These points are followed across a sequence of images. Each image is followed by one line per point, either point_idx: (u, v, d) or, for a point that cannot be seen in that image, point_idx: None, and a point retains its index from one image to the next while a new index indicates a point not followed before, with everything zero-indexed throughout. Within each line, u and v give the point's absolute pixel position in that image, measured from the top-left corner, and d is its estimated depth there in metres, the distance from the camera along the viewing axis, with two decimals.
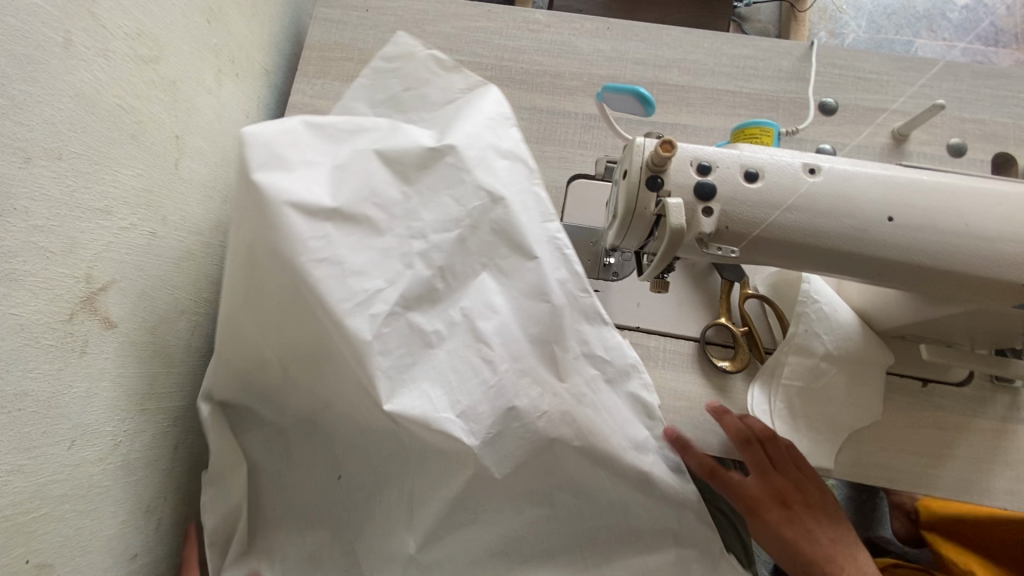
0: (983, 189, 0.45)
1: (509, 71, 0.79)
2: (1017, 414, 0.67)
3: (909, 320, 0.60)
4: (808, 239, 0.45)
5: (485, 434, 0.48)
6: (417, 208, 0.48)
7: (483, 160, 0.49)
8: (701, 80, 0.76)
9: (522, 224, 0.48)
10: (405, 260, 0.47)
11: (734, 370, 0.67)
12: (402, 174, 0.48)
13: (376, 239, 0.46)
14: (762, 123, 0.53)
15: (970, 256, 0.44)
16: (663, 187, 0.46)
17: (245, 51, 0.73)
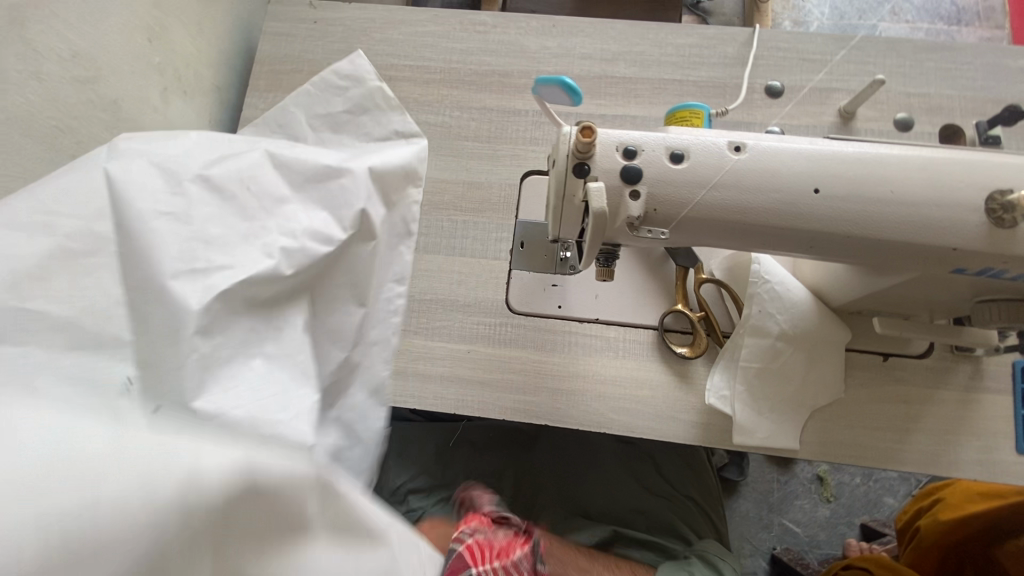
0: (906, 156, 0.45)
1: (459, 73, 0.79)
2: (981, 383, 0.67)
3: (860, 295, 0.60)
4: (737, 216, 0.45)
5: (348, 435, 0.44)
6: (307, 209, 0.47)
7: (382, 177, 0.51)
8: (648, 71, 0.77)
9: (377, 219, 0.50)
10: (266, 251, 0.43)
11: (693, 356, 0.67)
12: (290, 174, 0.48)
13: (238, 222, 0.43)
14: (693, 105, 0.54)
15: (898, 222, 0.44)
16: (590, 173, 0.46)
17: (192, 68, 0.73)
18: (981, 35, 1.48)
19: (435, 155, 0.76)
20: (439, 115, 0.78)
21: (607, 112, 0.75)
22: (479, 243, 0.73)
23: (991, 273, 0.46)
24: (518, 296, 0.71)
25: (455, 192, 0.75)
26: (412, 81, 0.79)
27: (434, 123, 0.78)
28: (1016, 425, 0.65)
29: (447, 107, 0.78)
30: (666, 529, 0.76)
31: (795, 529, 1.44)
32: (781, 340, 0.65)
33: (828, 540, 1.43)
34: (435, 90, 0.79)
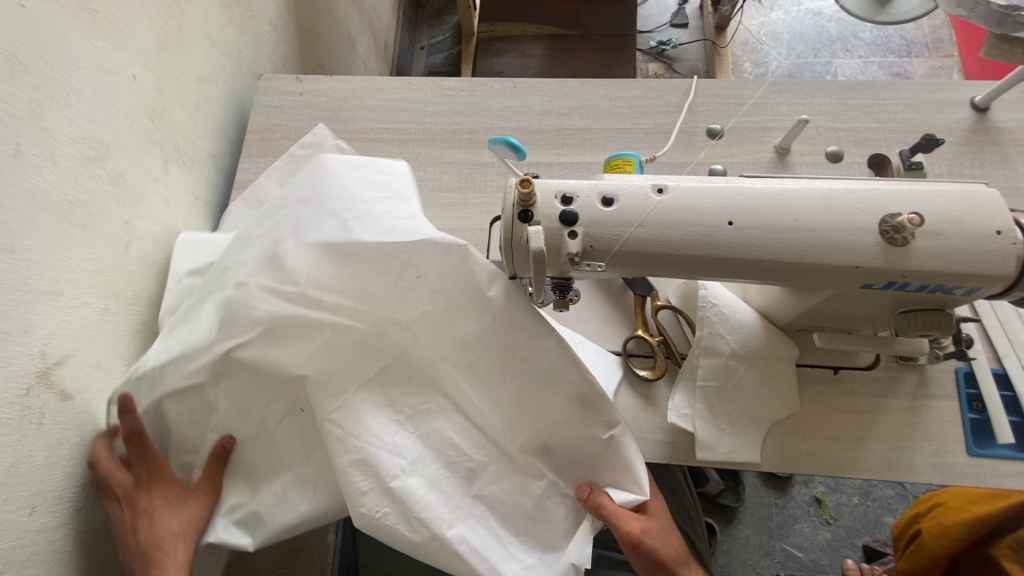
0: (807, 189, 0.52)
1: (431, 132, 0.88)
2: (928, 390, 0.71)
3: (798, 313, 0.65)
4: (664, 248, 0.52)
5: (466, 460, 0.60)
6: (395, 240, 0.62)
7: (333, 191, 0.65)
8: (600, 121, 0.85)
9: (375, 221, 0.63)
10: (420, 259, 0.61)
11: (655, 378, 0.71)
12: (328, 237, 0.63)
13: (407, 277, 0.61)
14: (626, 154, 0.61)
15: (804, 246, 0.50)
16: (533, 218, 0.52)
17: (190, 141, 0.82)
18: (930, 65, 1.59)
19: None
20: (414, 170, 0.86)
21: (565, 160, 0.83)
22: None
23: (896, 285, 0.52)
24: None
25: None
26: (388, 142, 0.88)
27: None
28: (966, 429, 0.69)
29: (421, 163, 0.86)
30: None
31: (798, 554, 1.43)
32: (734, 358, 0.70)
33: (832, 564, 1.42)
34: (410, 148, 0.87)
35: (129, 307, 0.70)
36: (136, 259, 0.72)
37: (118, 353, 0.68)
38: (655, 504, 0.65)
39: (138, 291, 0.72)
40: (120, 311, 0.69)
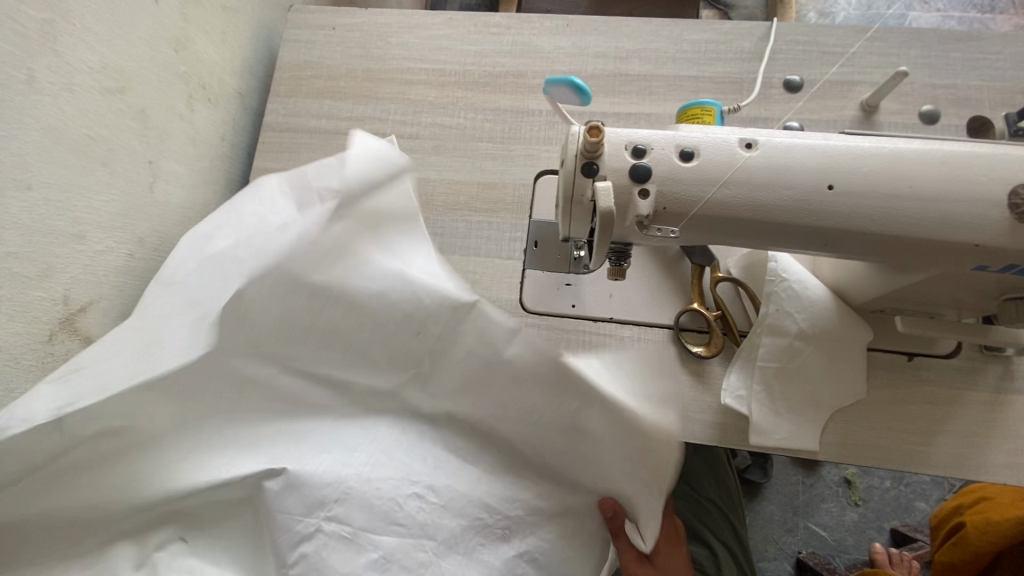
0: (923, 150, 0.44)
1: (473, 75, 0.80)
2: (1013, 384, 0.64)
3: (881, 293, 0.58)
4: (748, 214, 0.45)
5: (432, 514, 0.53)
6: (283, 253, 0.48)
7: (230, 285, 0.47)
8: (662, 68, 0.76)
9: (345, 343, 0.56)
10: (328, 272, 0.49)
11: (709, 355, 0.66)
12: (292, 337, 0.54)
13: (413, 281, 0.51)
14: (705, 103, 0.53)
15: (916, 217, 0.43)
16: (599, 172, 0.46)
17: (216, 76, 0.76)
18: None
19: (450, 157, 0.77)
20: (454, 117, 0.79)
21: (621, 110, 0.75)
22: (494, 243, 0.73)
23: (1017, 269, 0.45)
24: (532, 296, 0.71)
25: (469, 192, 0.76)
26: (427, 84, 0.80)
27: (449, 125, 0.78)
28: None
29: (461, 109, 0.79)
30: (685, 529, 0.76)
31: (822, 534, 1.40)
32: (799, 339, 0.64)
33: (857, 545, 1.39)
34: (450, 92, 0.80)
35: (155, 253, 0.67)
36: (160, 203, 0.67)
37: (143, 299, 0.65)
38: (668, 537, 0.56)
39: (163, 236, 0.68)
40: (145, 257, 0.65)
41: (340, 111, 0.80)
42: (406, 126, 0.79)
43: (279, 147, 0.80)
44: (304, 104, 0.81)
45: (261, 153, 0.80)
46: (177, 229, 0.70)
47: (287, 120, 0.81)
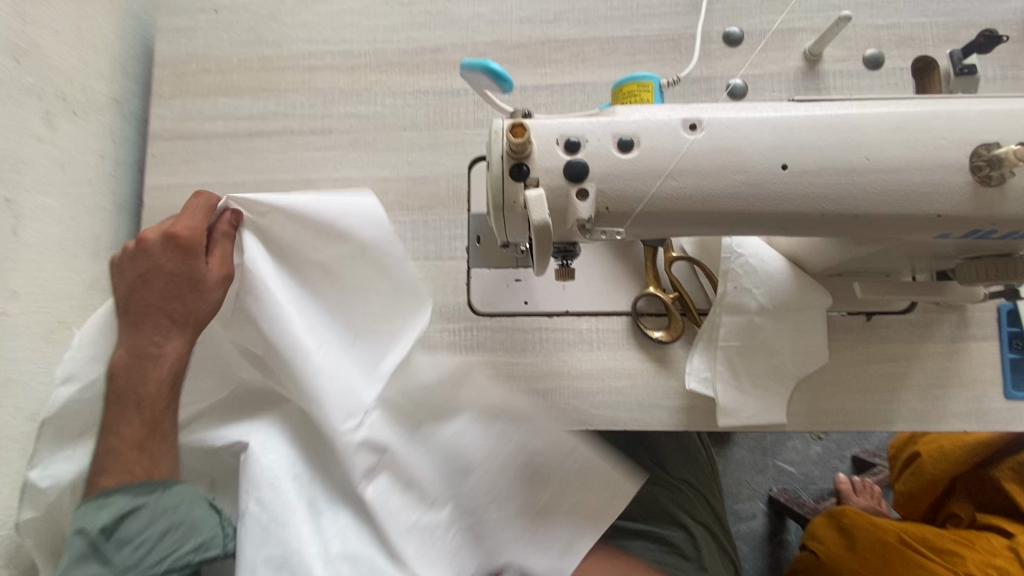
0: (880, 115, 0.40)
1: (385, 54, 0.71)
2: (968, 331, 0.64)
3: (839, 262, 0.56)
4: (700, 205, 0.40)
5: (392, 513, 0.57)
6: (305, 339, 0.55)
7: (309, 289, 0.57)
8: (593, 30, 0.70)
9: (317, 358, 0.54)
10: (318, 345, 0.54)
11: (670, 340, 0.63)
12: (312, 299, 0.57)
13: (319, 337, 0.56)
14: (642, 76, 0.47)
15: (875, 192, 0.40)
16: (530, 175, 0.40)
17: (81, 85, 0.64)
18: None
19: (372, 151, 0.69)
20: (370, 104, 0.70)
21: (555, 82, 0.69)
22: (432, 244, 0.67)
23: (977, 234, 0.42)
24: (480, 297, 0.66)
25: (398, 190, 0.68)
26: (335, 69, 0.71)
27: (366, 115, 0.70)
28: (1004, 369, 0.63)
29: (377, 95, 0.70)
30: (661, 515, 0.72)
31: (790, 469, 1.44)
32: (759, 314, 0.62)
33: (822, 476, 1.43)
34: (363, 76, 0.71)
35: (36, 304, 0.58)
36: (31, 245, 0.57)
37: (33, 359, 0.57)
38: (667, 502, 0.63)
39: (44, 283, 0.59)
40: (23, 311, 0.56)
41: (239, 109, 0.71)
42: (317, 120, 0.70)
43: (173, 158, 0.70)
44: (196, 106, 0.71)
45: (152, 169, 0.70)
46: (61, 272, 0.61)
47: (177, 126, 0.70)
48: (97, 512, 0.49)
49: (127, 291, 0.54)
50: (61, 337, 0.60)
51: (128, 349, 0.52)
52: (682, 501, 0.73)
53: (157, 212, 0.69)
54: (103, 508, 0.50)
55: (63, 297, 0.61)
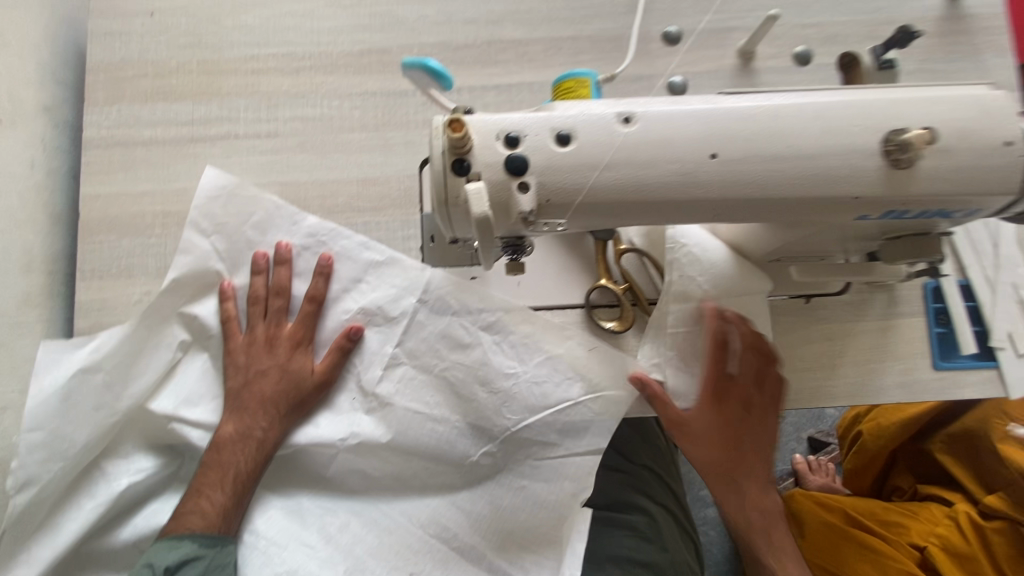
0: (799, 105, 0.43)
1: (331, 56, 0.70)
2: (898, 309, 0.68)
3: (776, 246, 0.58)
4: (637, 193, 0.42)
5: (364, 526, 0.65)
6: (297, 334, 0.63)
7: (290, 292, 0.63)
8: (538, 30, 0.71)
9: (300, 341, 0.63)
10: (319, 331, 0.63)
11: (623, 330, 0.64)
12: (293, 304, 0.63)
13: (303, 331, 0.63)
14: (579, 73, 0.49)
15: (798, 177, 0.42)
16: (471, 170, 0.41)
17: (4, 91, 0.61)
18: None
19: (321, 153, 0.69)
20: (317, 107, 0.69)
21: (502, 82, 0.70)
22: (385, 244, 0.67)
23: (893, 214, 0.45)
24: None
25: (348, 192, 0.68)
26: (279, 72, 0.70)
27: (312, 118, 0.69)
28: (932, 342, 0.67)
29: (324, 98, 0.70)
30: (626, 504, 0.73)
31: None
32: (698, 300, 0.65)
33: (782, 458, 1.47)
34: (308, 79, 0.70)
35: None
36: None
37: None
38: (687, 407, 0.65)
39: None
40: None
41: (179, 114, 0.69)
42: (262, 123, 0.69)
43: (110, 167, 0.67)
44: (133, 112, 0.69)
45: (87, 177, 0.67)
46: None
47: (113, 133, 0.68)
48: (169, 551, 0.59)
49: (247, 387, 0.62)
50: None
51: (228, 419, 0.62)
52: (648, 488, 0.74)
53: (94, 222, 0.66)
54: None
55: None
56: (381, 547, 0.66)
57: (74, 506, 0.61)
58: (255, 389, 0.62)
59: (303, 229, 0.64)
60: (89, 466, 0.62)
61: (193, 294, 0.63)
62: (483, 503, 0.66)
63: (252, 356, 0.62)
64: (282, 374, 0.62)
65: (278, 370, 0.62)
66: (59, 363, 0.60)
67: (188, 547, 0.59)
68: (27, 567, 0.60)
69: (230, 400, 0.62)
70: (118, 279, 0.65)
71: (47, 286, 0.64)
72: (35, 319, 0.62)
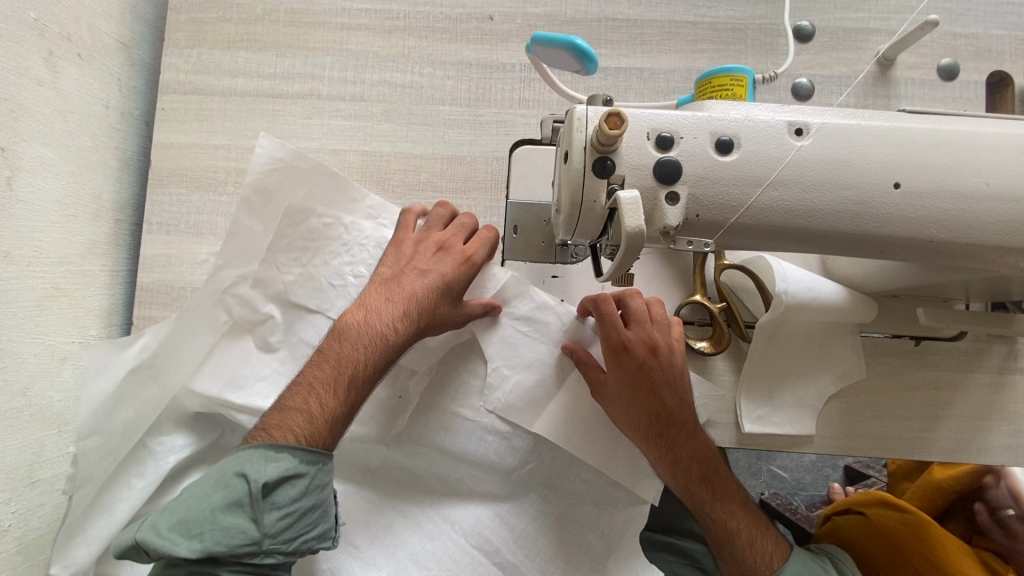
0: (1002, 135, 0.36)
1: (427, 18, 0.65)
2: (1015, 364, 0.62)
3: (908, 283, 0.53)
4: (797, 219, 0.37)
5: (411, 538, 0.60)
6: None
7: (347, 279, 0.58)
8: (655, 12, 0.65)
9: None
10: None
11: (714, 352, 0.60)
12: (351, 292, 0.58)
13: None
14: (733, 68, 0.43)
15: (992, 222, 0.36)
16: (615, 172, 0.36)
17: (86, 23, 0.58)
18: None
19: (406, 124, 0.64)
20: (407, 72, 0.64)
21: (610, 65, 0.64)
22: None
23: None
24: None
25: (432, 169, 0.63)
26: (370, 30, 0.65)
27: (401, 84, 0.64)
28: None
29: (416, 63, 0.64)
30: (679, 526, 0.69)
31: (782, 474, 1.26)
32: (796, 323, 0.60)
33: (815, 483, 1.25)
34: (400, 41, 0.65)
35: (29, 268, 0.51)
36: (27, 201, 0.51)
37: (23, 328, 0.51)
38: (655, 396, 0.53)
39: (39, 245, 0.53)
40: (14, 275, 0.50)
41: (262, 66, 0.64)
42: (348, 85, 0.64)
43: (185, 115, 0.63)
44: (213, 58, 0.64)
45: (160, 124, 0.63)
46: (57, 231, 0.55)
47: (191, 78, 0.64)
48: (266, 463, 0.43)
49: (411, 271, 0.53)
50: (55, 304, 0.55)
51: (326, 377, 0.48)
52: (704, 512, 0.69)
53: (166, 172, 0.63)
54: (271, 459, 0.44)
55: (59, 260, 0.55)
56: (423, 553, 0.59)
57: (122, 485, 0.54)
58: (357, 356, 0.49)
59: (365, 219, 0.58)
60: (136, 443, 0.55)
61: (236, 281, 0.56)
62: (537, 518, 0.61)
63: (415, 253, 0.54)
64: (378, 344, 0.50)
65: (400, 310, 0.51)
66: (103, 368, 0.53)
67: (291, 461, 0.44)
68: (84, 547, 0.52)
69: (374, 285, 0.53)
70: (185, 236, 0.62)
71: (113, 235, 0.61)
72: (98, 269, 0.60)
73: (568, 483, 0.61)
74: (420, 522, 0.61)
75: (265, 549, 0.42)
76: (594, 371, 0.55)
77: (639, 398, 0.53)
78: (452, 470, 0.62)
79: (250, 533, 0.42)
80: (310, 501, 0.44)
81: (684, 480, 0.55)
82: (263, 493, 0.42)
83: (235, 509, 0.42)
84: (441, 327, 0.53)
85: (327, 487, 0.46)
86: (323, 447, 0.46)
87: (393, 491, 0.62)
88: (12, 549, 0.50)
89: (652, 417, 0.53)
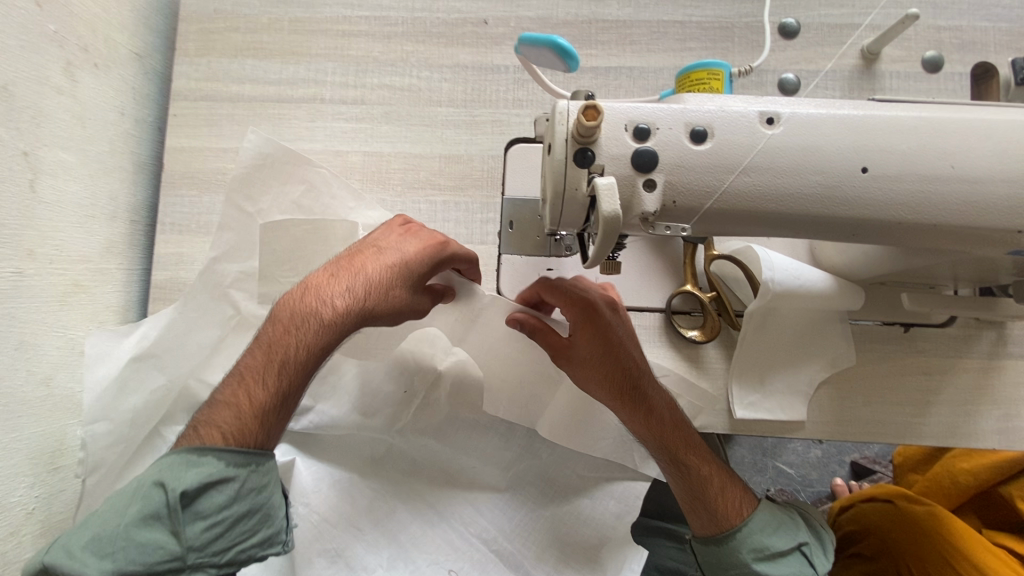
0: (967, 120, 0.38)
1: (424, 24, 0.68)
2: (1005, 349, 0.63)
3: (890, 269, 0.54)
4: (770, 204, 0.39)
5: (413, 523, 0.62)
6: None
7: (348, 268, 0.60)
8: (644, 12, 0.67)
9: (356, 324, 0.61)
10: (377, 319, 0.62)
11: (705, 340, 0.62)
12: None
13: None
14: (711, 64, 0.45)
15: (957, 203, 0.38)
16: (595, 162, 0.38)
17: (102, 36, 0.61)
18: None
19: (405, 125, 0.66)
20: (405, 76, 0.67)
21: (600, 65, 0.66)
22: (463, 226, 0.65)
23: None
24: (510, 284, 0.63)
25: (431, 168, 0.66)
26: (370, 36, 0.68)
27: (400, 87, 0.67)
28: None
29: (414, 67, 0.67)
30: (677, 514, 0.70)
31: (789, 471, 1.23)
32: (786, 311, 0.61)
33: (820, 479, 1.23)
34: (399, 46, 0.67)
35: (51, 265, 0.55)
36: (49, 202, 0.54)
37: (45, 321, 0.54)
38: (623, 353, 0.54)
39: (60, 244, 0.56)
40: (37, 272, 0.53)
41: (267, 72, 0.67)
42: (349, 89, 0.67)
43: (195, 120, 0.67)
44: (221, 66, 0.67)
45: (172, 129, 0.66)
46: (76, 231, 0.58)
47: (201, 86, 0.67)
48: (187, 470, 0.44)
49: (369, 250, 0.52)
50: (75, 300, 0.58)
51: (259, 360, 0.49)
52: None
53: (177, 175, 0.66)
54: (193, 465, 0.45)
55: (77, 259, 0.58)
56: (424, 537, 0.61)
57: (139, 472, 0.57)
58: (287, 340, 0.49)
59: (359, 220, 0.61)
60: (151, 432, 0.58)
61: (239, 276, 0.58)
62: (536, 505, 0.63)
63: (377, 237, 0.53)
64: (315, 324, 0.49)
65: (344, 289, 0.50)
66: (108, 354, 0.55)
67: (215, 466, 0.45)
68: None
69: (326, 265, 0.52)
70: (197, 235, 0.65)
71: (128, 235, 0.65)
72: (115, 267, 0.63)
73: (564, 469, 0.63)
74: (422, 508, 0.63)
75: (191, 559, 0.44)
76: (559, 337, 0.56)
77: (610, 358, 0.54)
78: (453, 458, 0.64)
79: (171, 544, 0.44)
80: (240, 505, 0.46)
81: (659, 432, 0.55)
82: (181, 502, 0.44)
83: (153, 521, 0.43)
84: (392, 316, 0.51)
85: (257, 492, 0.47)
86: (252, 439, 0.47)
87: (397, 479, 0.64)
88: (36, 531, 0.53)
89: (622, 374, 0.54)
